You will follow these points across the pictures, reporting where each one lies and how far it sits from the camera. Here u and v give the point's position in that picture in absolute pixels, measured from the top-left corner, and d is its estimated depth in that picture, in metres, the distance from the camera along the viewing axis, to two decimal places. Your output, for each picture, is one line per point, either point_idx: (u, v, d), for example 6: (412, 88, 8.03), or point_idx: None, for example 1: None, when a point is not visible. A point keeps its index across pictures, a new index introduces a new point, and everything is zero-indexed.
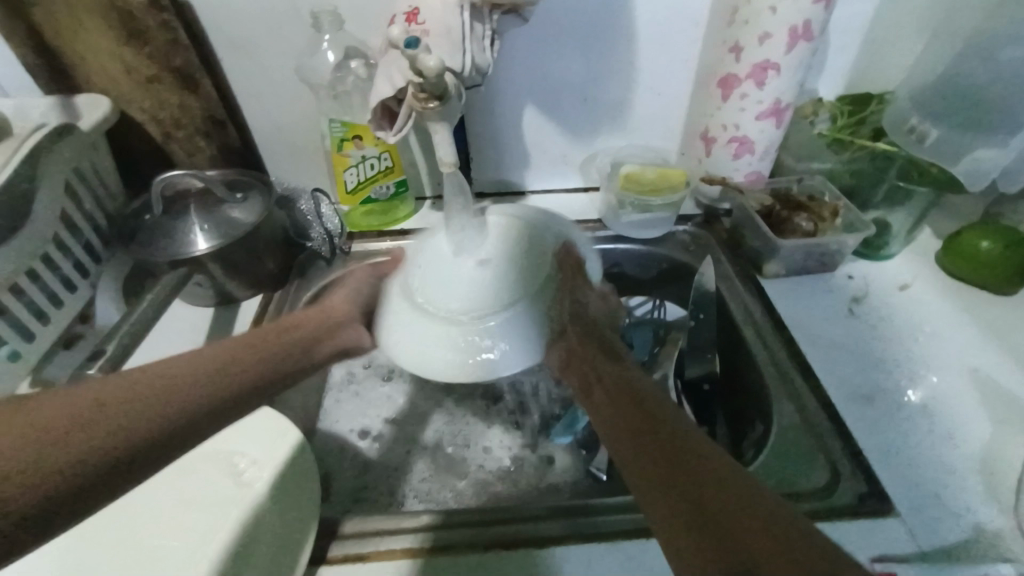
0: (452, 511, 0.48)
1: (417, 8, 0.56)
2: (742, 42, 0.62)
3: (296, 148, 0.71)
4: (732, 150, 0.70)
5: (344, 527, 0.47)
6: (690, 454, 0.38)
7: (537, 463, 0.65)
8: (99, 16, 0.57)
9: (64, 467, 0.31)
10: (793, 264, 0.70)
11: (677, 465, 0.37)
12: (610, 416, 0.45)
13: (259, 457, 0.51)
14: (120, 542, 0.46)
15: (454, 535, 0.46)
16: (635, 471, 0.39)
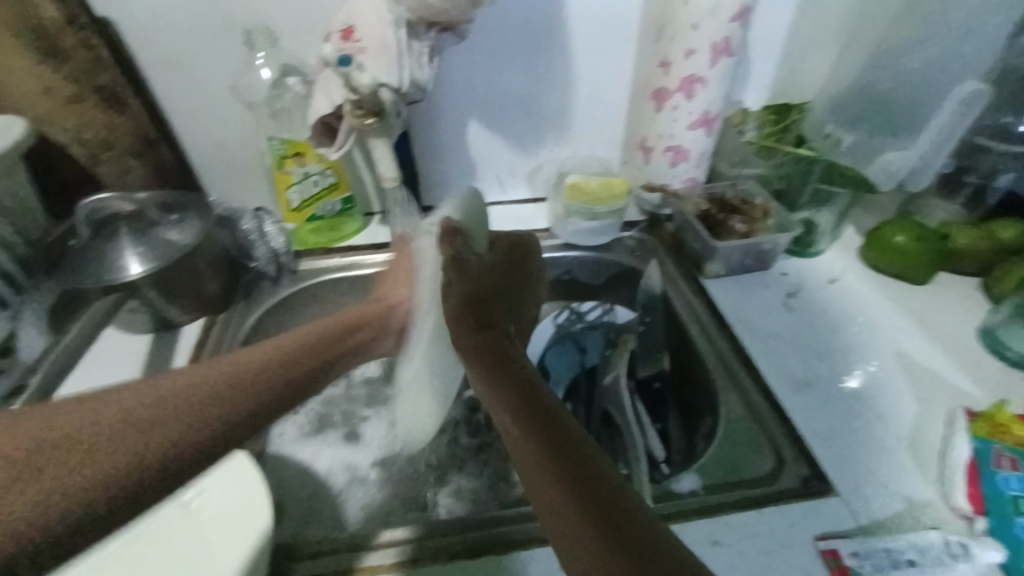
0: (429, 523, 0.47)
1: (352, 25, 0.57)
2: (670, 57, 0.66)
3: (236, 167, 0.69)
4: (669, 158, 0.74)
5: (304, 549, 0.45)
6: (573, 447, 0.34)
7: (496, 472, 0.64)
8: (12, 33, 0.53)
9: (52, 520, 0.31)
10: (733, 264, 0.74)
11: (552, 454, 0.34)
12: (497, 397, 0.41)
13: None
14: None
15: (428, 546, 0.45)
16: (524, 464, 0.35)
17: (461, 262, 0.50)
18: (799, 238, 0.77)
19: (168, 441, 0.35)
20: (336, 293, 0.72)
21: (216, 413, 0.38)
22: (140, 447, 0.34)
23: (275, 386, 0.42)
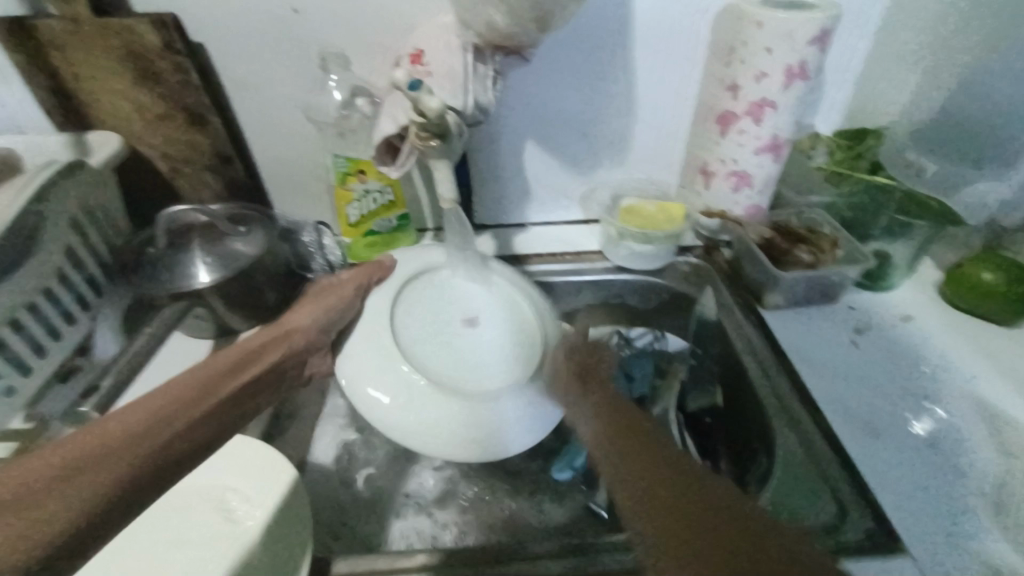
0: (453, 550, 0.46)
1: (422, 50, 0.58)
2: (739, 80, 0.64)
3: (302, 183, 0.72)
4: (731, 183, 0.72)
5: (336, 566, 0.45)
6: (693, 483, 0.39)
7: (532, 504, 0.61)
8: (116, 60, 0.59)
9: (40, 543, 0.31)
10: (794, 296, 0.70)
11: (691, 520, 0.35)
12: (610, 443, 0.45)
13: (251, 495, 0.50)
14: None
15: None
16: (636, 498, 0.38)
17: (585, 347, 0.60)
18: (871, 271, 0.72)
19: (153, 452, 0.39)
20: None
21: (172, 433, 0.40)
22: (120, 463, 0.37)
23: (207, 427, 0.43)
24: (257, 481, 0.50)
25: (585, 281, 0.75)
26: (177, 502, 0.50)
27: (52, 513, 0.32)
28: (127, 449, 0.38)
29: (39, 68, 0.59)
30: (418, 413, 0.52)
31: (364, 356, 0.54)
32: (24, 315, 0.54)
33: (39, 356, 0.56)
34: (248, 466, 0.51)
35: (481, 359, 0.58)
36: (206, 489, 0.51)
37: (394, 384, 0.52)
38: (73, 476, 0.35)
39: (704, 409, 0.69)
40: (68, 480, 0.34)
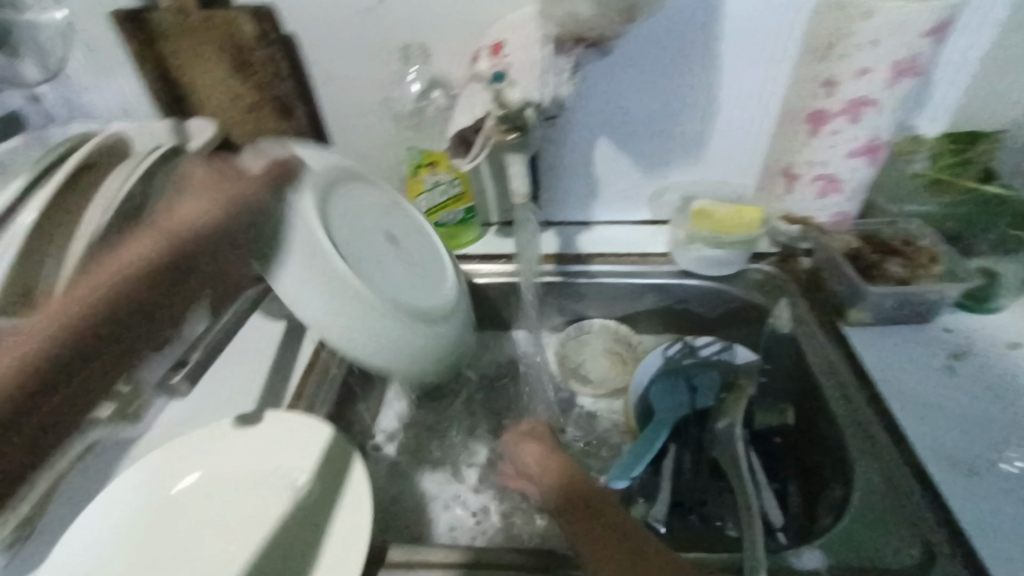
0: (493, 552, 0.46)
1: (502, 42, 0.58)
2: (837, 76, 0.59)
3: (375, 173, 0.75)
4: (818, 188, 0.67)
5: (392, 554, 0.47)
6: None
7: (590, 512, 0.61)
8: (217, 51, 0.63)
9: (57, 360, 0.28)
10: (883, 313, 0.64)
11: None
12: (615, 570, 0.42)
13: (314, 476, 0.50)
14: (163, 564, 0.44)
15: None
16: None
17: (549, 444, 0.58)
18: (975, 291, 0.65)
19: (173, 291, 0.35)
20: None
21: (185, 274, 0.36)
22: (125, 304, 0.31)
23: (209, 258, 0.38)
24: (319, 463, 0.50)
25: (649, 285, 0.73)
26: (240, 484, 0.50)
27: (59, 334, 0.28)
28: (145, 294, 0.33)
29: (151, 58, 0.64)
30: (369, 328, 0.50)
31: (307, 266, 0.47)
32: None
33: None
34: (311, 450, 0.51)
35: (396, 268, 0.57)
36: (269, 471, 0.51)
37: (336, 282, 0.48)
38: (106, 303, 0.30)
39: (773, 428, 0.65)
40: (98, 302, 0.30)
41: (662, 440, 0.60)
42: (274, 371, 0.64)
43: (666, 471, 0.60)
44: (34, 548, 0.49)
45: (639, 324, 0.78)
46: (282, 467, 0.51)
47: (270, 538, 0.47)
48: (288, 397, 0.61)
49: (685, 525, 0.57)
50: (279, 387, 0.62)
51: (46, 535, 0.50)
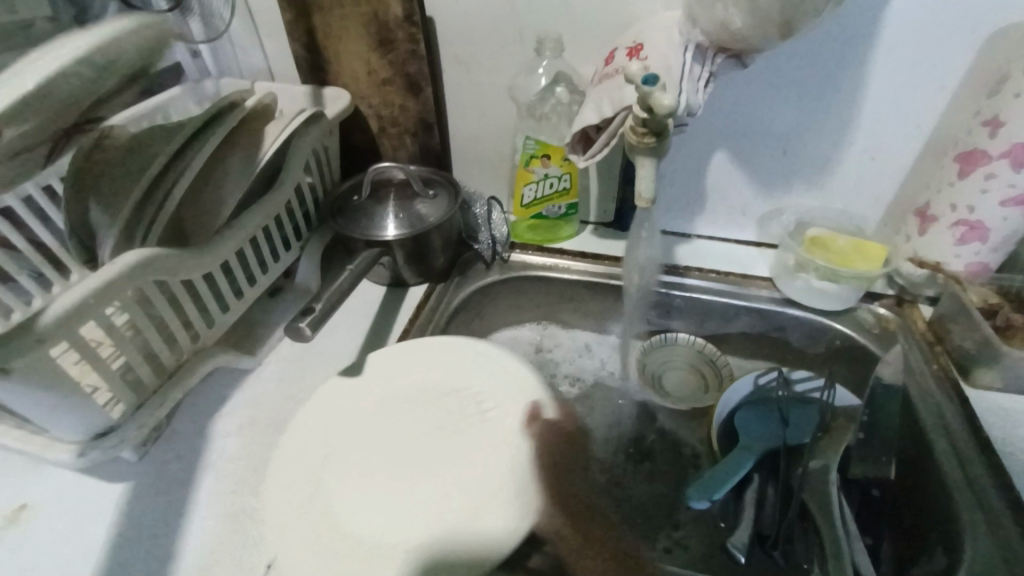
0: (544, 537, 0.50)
1: (641, 43, 0.57)
2: (1005, 117, 0.53)
3: (485, 157, 0.77)
4: (957, 234, 0.60)
5: None
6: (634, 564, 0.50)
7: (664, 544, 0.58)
8: (362, 25, 0.66)
9: None
10: (1016, 380, 0.58)
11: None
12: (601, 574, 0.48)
13: (502, 402, 0.54)
14: (380, 448, 0.52)
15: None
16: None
17: (415, 351, 0.59)
18: None
19: None
20: (533, 290, 0.75)
21: None
22: None
23: None
24: (511, 393, 0.54)
25: (746, 307, 0.70)
26: (439, 395, 0.56)
27: None
28: None
29: (300, 26, 0.68)
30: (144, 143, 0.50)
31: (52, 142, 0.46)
32: (260, 236, 0.62)
33: (262, 273, 0.65)
34: (502, 380, 0.56)
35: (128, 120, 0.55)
36: (463, 391, 0.56)
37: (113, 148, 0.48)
38: None
39: (871, 480, 0.61)
40: None
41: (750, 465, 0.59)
42: (371, 335, 0.68)
43: (751, 501, 0.58)
44: (163, 450, 0.57)
45: (726, 345, 0.75)
46: (482, 386, 0.56)
47: (461, 447, 0.51)
48: None
49: (764, 559, 0.55)
50: (375, 346, 0.67)
51: (172, 441, 0.58)
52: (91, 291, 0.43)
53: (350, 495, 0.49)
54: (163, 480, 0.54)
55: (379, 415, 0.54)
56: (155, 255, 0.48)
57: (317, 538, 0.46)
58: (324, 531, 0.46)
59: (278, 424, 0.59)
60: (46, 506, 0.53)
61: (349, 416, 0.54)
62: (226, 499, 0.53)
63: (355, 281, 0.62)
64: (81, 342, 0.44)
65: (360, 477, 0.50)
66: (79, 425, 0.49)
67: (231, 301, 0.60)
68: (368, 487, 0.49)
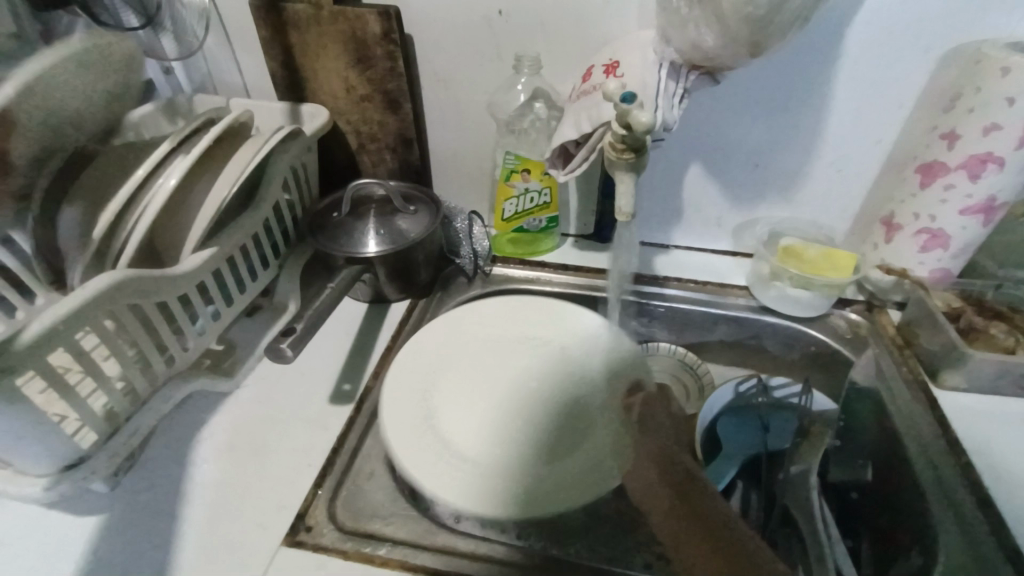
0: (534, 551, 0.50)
1: (617, 61, 0.59)
2: (961, 130, 0.56)
3: (465, 172, 0.77)
4: (920, 241, 0.63)
5: (459, 544, 0.50)
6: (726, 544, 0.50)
7: None
8: (341, 43, 0.66)
9: None
10: (980, 382, 0.60)
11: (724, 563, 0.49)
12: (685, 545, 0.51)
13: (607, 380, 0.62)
14: (497, 371, 0.63)
15: None
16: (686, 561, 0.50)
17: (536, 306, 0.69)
18: None
19: None
20: None
21: None
22: None
23: None
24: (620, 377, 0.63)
25: (725, 316, 0.72)
26: (553, 350, 0.65)
27: None
28: None
29: (277, 43, 0.68)
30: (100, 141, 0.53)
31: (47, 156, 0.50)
32: (237, 254, 0.61)
33: (239, 292, 0.63)
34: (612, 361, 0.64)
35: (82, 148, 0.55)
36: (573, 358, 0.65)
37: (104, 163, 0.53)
38: None
39: (848, 483, 0.63)
40: None
41: (731, 475, 0.61)
42: (352, 353, 0.67)
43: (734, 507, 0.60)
44: (135, 479, 0.55)
45: (706, 353, 0.76)
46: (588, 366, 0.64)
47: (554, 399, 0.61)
48: (363, 378, 0.64)
49: None
50: (357, 364, 0.66)
51: (145, 468, 0.55)
52: (60, 318, 0.41)
53: (461, 409, 0.59)
54: (135, 510, 0.52)
55: (501, 353, 0.65)
56: (127, 278, 0.46)
57: (420, 426, 0.56)
58: (426, 423, 0.57)
59: (256, 447, 0.57)
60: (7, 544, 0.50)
61: (482, 347, 0.65)
62: (201, 529, 0.51)
63: (336, 299, 0.61)
64: (52, 372, 0.43)
65: (470, 399, 0.60)
66: (45, 456, 0.47)
67: (207, 321, 0.59)
68: (478, 407, 0.59)
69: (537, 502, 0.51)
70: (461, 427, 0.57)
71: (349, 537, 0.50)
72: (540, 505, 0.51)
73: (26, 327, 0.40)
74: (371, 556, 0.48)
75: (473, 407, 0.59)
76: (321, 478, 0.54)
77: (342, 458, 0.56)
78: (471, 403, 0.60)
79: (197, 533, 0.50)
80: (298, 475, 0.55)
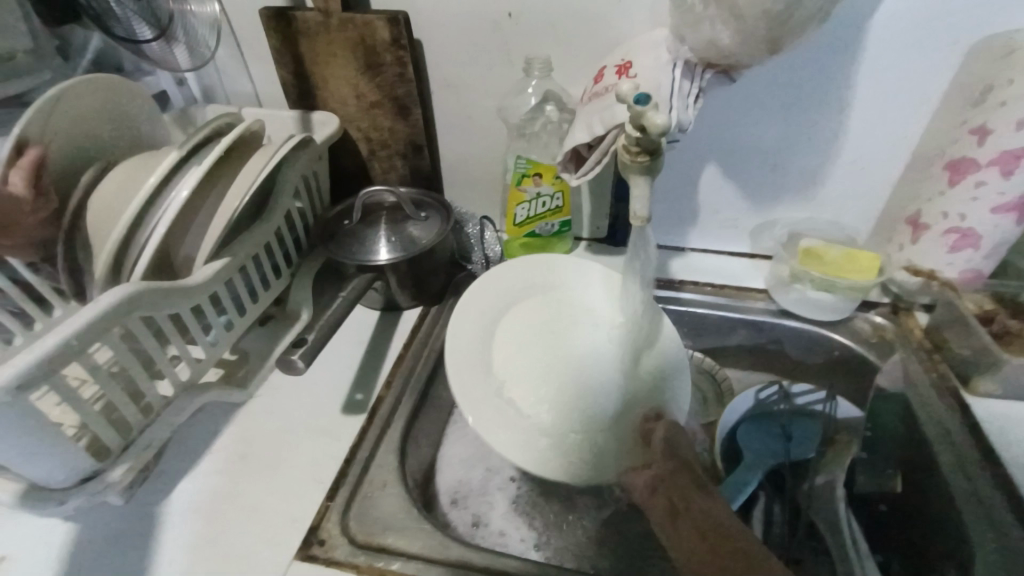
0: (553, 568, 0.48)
1: (629, 61, 0.58)
2: (992, 125, 0.54)
3: (476, 177, 0.76)
4: (949, 241, 0.61)
5: (474, 559, 0.49)
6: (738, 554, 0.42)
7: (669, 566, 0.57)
8: (350, 50, 0.66)
9: None
10: (1015, 388, 0.58)
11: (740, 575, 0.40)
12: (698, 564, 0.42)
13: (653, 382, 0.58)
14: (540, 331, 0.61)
15: None
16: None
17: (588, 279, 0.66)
18: None
19: None
20: None
21: None
22: None
23: None
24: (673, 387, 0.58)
25: (743, 320, 0.70)
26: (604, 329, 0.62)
27: None
28: None
29: (287, 52, 0.68)
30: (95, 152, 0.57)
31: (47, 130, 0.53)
32: (249, 264, 0.61)
33: (251, 302, 0.63)
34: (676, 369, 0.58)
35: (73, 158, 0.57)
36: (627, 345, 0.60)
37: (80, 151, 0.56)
38: None
39: (877, 495, 0.60)
40: None
41: (753, 484, 0.60)
42: (364, 361, 0.67)
43: (757, 520, 0.59)
44: (153, 489, 0.55)
45: (724, 359, 0.74)
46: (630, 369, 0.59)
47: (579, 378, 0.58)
48: (375, 387, 0.64)
49: None
50: (369, 372, 0.65)
51: (162, 479, 0.56)
52: (73, 334, 0.42)
53: (526, 368, 0.58)
54: (151, 523, 0.52)
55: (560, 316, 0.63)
56: (139, 292, 0.47)
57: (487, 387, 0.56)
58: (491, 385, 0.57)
59: (269, 459, 0.57)
60: (24, 557, 0.50)
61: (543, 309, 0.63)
62: (215, 543, 0.50)
63: (348, 307, 0.60)
64: (65, 386, 0.43)
65: (522, 358, 0.59)
66: (61, 470, 0.46)
67: (220, 332, 0.59)
68: (512, 364, 0.58)
69: (547, 458, 0.53)
70: (525, 388, 0.57)
71: (362, 551, 0.49)
72: (581, 472, 0.54)
73: (38, 344, 0.41)
74: (384, 571, 0.48)
75: (537, 367, 0.58)
76: (333, 491, 0.54)
77: (355, 469, 0.55)
78: (534, 363, 0.59)
79: (211, 547, 0.50)
80: (310, 488, 0.54)
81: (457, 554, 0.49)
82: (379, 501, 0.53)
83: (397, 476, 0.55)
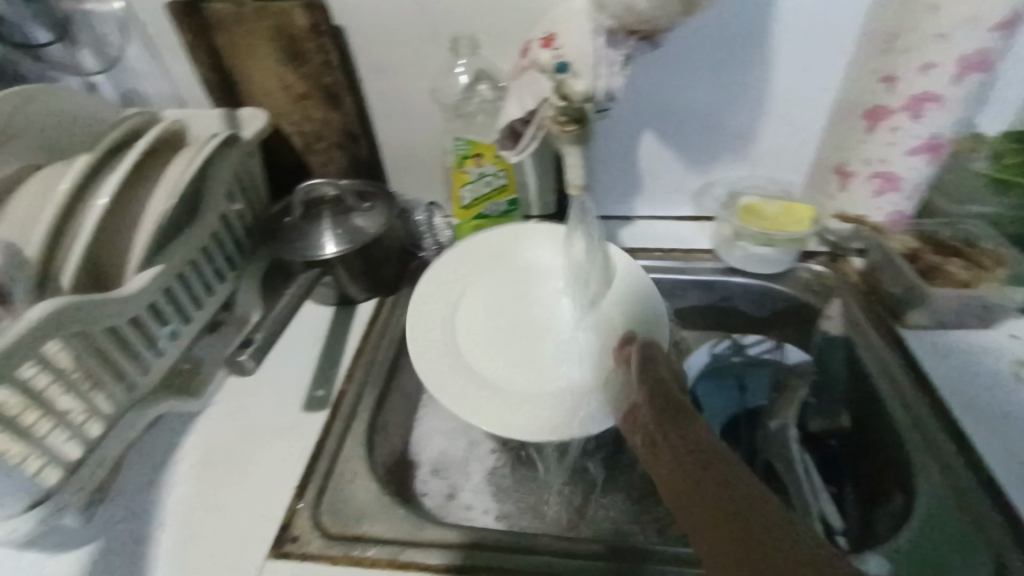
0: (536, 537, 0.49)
1: (553, 33, 0.57)
2: (900, 72, 0.57)
3: (418, 163, 0.75)
4: (873, 186, 0.64)
5: (449, 535, 0.49)
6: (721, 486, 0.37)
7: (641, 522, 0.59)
8: (270, 40, 0.64)
9: None
10: (943, 316, 0.62)
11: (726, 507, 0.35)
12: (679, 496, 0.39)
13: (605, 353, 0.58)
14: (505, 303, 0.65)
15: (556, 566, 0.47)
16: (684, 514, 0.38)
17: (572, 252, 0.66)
18: None
19: None
20: None
21: None
22: None
23: None
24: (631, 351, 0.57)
25: (694, 281, 0.72)
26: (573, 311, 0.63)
27: None
28: None
29: (204, 47, 0.65)
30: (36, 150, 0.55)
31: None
32: (188, 269, 0.58)
33: (196, 308, 0.60)
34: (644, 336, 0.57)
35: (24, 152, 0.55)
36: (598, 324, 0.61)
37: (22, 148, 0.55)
38: None
39: (827, 432, 0.64)
40: None
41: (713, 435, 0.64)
42: (322, 358, 0.65)
43: None
44: (110, 511, 0.53)
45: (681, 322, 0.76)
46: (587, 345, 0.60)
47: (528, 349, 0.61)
48: (335, 383, 0.62)
49: None
50: (328, 368, 0.64)
51: (120, 500, 0.53)
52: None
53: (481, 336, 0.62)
54: (113, 546, 0.50)
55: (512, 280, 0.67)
56: (69, 305, 0.43)
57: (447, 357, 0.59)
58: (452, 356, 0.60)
59: (234, 464, 0.55)
60: None
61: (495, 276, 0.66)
62: (181, 555, 0.49)
63: (295, 306, 0.59)
64: None
65: (480, 322, 0.63)
66: (8, 498, 0.44)
67: (164, 342, 0.56)
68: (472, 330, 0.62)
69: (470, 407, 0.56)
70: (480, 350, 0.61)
71: (336, 542, 0.49)
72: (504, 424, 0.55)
73: None
74: (360, 559, 0.48)
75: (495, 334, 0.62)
76: (302, 490, 0.52)
77: (323, 464, 0.54)
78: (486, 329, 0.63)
79: (179, 560, 0.48)
80: (279, 487, 0.53)
81: (435, 532, 0.50)
82: (352, 492, 0.53)
83: (368, 466, 0.55)
